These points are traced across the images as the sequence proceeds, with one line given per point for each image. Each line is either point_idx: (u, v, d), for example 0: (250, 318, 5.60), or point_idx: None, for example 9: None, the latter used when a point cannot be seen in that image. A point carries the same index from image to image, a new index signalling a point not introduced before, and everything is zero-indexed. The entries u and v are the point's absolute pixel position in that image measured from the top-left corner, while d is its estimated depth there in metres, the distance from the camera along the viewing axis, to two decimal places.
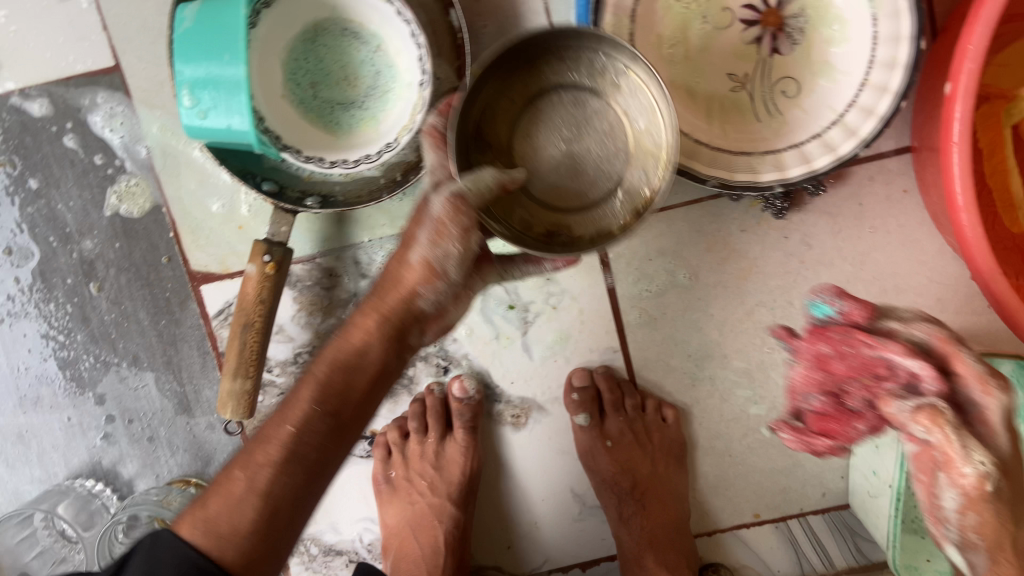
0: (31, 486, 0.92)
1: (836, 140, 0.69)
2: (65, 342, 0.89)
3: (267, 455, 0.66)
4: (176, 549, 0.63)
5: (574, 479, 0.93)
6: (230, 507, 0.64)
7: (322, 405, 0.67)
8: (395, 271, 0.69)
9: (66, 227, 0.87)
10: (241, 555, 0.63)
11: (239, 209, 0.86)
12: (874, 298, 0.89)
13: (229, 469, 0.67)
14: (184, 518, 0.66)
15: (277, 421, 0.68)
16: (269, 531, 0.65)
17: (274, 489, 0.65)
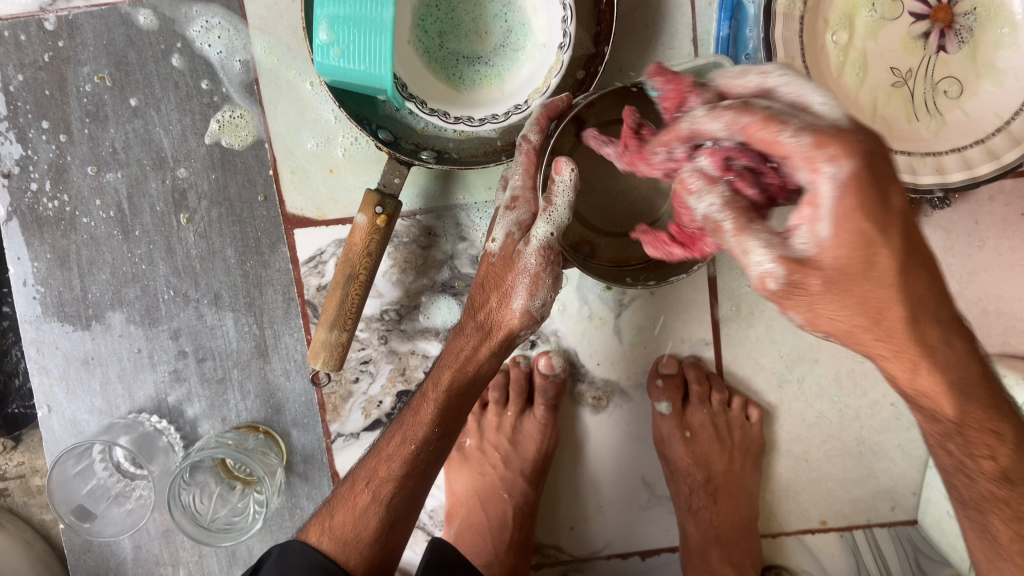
0: (89, 416, 0.87)
1: (1000, 148, 0.67)
2: (145, 271, 0.85)
3: (389, 472, 0.68)
4: (305, 556, 0.66)
5: (646, 468, 0.90)
6: (354, 516, 0.67)
7: (439, 429, 0.70)
8: (500, 304, 0.70)
9: (161, 151, 0.83)
10: (364, 560, 0.66)
11: (335, 149, 0.83)
12: (974, 317, 0.88)
13: (352, 483, 0.70)
14: (313, 524, 0.69)
15: (398, 438, 0.70)
16: (389, 538, 0.68)
17: (394, 501, 0.68)
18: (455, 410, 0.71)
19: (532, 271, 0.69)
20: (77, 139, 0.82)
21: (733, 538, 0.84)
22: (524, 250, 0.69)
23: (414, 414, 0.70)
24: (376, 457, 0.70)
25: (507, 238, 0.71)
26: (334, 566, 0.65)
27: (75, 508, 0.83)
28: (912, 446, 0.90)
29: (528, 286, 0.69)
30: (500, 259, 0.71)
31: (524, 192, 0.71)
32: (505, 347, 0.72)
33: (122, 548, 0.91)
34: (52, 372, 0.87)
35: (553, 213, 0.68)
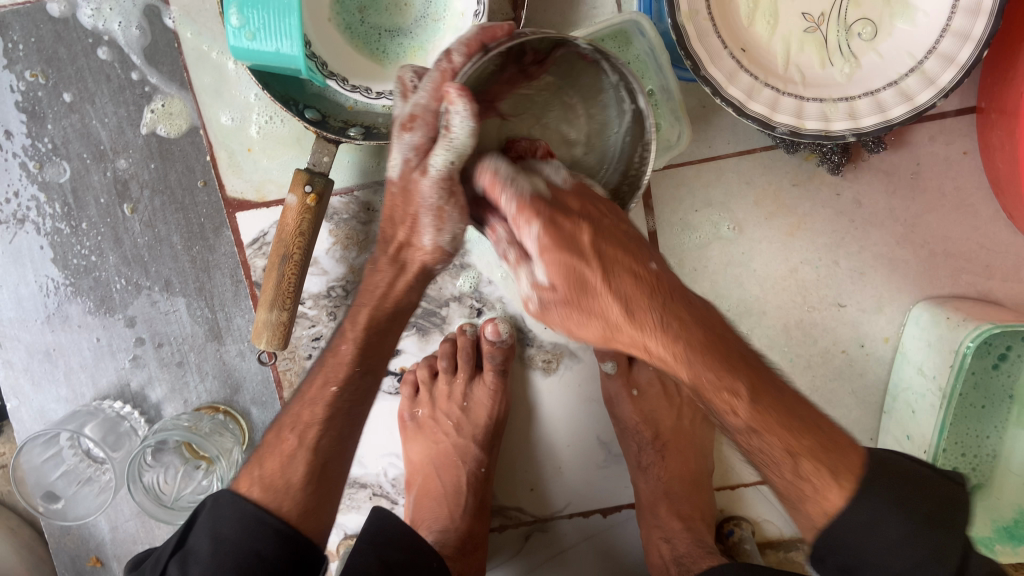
0: (57, 405, 0.90)
1: (913, 89, 0.66)
2: (96, 263, 0.87)
3: (312, 416, 0.68)
4: (237, 509, 0.65)
5: (600, 428, 0.91)
6: (280, 462, 0.67)
7: (360, 368, 0.69)
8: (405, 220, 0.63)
9: (100, 144, 0.85)
10: (299, 508, 0.66)
11: (249, 127, 0.84)
12: (923, 261, 0.86)
13: (278, 430, 0.69)
14: (242, 476, 0.68)
15: (319, 380, 0.69)
16: (320, 484, 0.68)
17: (322, 445, 0.68)
18: (376, 345, 0.70)
19: (433, 207, 0.60)
20: (18, 138, 0.84)
21: (683, 492, 0.85)
22: (421, 180, 0.59)
23: (334, 355, 0.70)
24: (301, 403, 0.69)
25: (404, 164, 0.61)
26: (267, 517, 0.64)
27: (44, 493, 0.86)
28: (865, 393, 0.89)
29: (433, 221, 0.61)
30: (400, 187, 0.62)
31: (423, 108, 0.58)
32: (421, 282, 0.68)
33: (100, 530, 0.93)
34: (17, 365, 0.89)
35: (451, 145, 0.56)
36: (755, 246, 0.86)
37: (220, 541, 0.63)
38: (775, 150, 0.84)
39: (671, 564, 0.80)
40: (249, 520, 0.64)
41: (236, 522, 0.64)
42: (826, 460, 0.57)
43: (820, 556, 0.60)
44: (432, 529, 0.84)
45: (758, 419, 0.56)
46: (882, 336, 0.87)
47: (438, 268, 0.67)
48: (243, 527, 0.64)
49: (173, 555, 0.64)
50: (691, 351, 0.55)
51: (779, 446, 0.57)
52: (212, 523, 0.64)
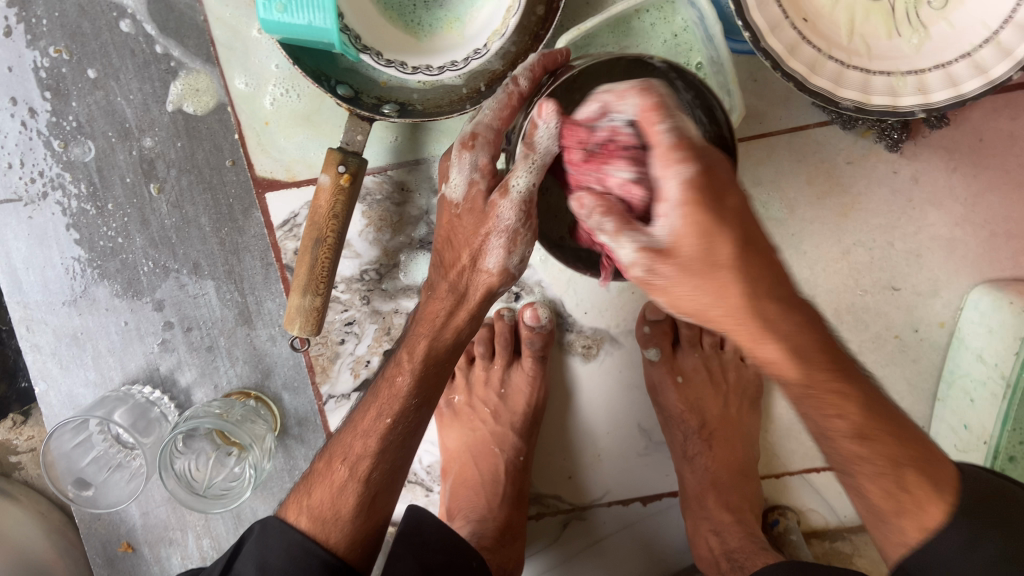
0: (85, 390, 0.88)
1: (988, 61, 0.61)
2: (123, 245, 0.85)
3: (365, 447, 0.65)
4: (283, 537, 0.63)
5: (642, 414, 0.88)
6: (331, 494, 0.64)
7: (416, 400, 0.66)
8: (460, 233, 0.63)
9: (125, 122, 0.82)
10: (346, 538, 0.63)
11: (263, 98, 0.81)
12: (983, 243, 0.82)
13: (328, 459, 0.66)
14: (291, 502, 0.66)
15: (373, 412, 0.66)
16: (370, 512, 0.64)
17: (374, 477, 0.65)
18: (433, 378, 0.66)
19: (507, 227, 0.61)
20: (42, 116, 0.81)
21: (730, 482, 0.81)
22: (498, 201, 0.60)
23: (388, 385, 0.66)
24: (352, 431, 0.66)
25: (471, 186, 0.63)
26: (316, 549, 0.62)
27: (74, 480, 0.85)
28: (920, 380, 0.85)
29: (504, 243, 0.62)
30: (466, 209, 0.63)
31: (485, 126, 0.62)
32: (483, 307, 0.66)
33: (130, 515, 0.92)
34: (44, 349, 0.87)
35: (536, 161, 0.58)
36: (806, 228, 0.83)
37: (266, 570, 0.61)
38: (829, 126, 0.80)
39: (721, 558, 0.76)
40: (295, 549, 0.62)
41: (282, 550, 0.62)
42: (928, 472, 0.53)
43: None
44: (469, 518, 0.81)
45: (867, 430, 0.52)
46: (938, 321, 0.83)
47: (500, 288, 0.66)
48: (290, 558, 0.61)
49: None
50: (807, 346, 0.50)
51: (886, 463, 0.52)
52: (259, 551, 0.62)
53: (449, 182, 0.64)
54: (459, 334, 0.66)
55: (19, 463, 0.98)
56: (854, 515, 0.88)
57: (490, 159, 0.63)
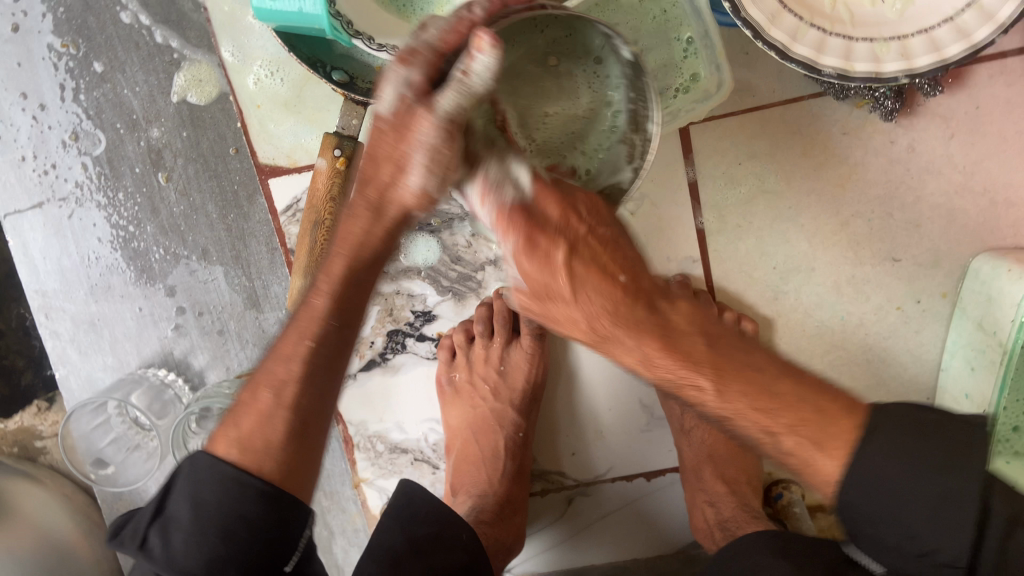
0: (103, 374, 0.91)
1: (971, 25, 0.61)
2: (134, 233, 0.88)
3: (288, 372, 0.58)
4: (213, 470, 0.55)
5: (642, 391, 0.89)
6: (257, 421, 0.57)
7: (337, 321, 0.59)
8: (392, 144, 0.54)
9: (133, 114, 0.85)
10: (279, 467, 0.56)
11: (246, 80, 0.83)
12: (984, 212, 0.81)
13: (252, 387, 0.59)
14: (215, 438, 0.59)
15: (293, 334, 0.60)
16: (301, 450, 0.57)
17: (302, 403, 0.58)
18: (353, 297, 0.60)
19: (431, 145, 0.51)
20: (53, 109, 0.85)
21: (727, 455, 0.83)
22: (422, 115, 0.51)
23: (307, 308, 0.60)
24: (276, 356, 0.60)
25: (399, 101, 0.52)
26: (248, 478, 0.55)
27: (94, 460, 0.89)
28: (923, 351, 0.84)
29: (427, 163, 0.52)
30: (392, 123, 0.53)
31: (428, 41, 0.51)
32: (402, 227, 0.59)
33: (151, 496, 0.95)
34: (63, 335, 0.90)
35: (468, 88, 0.49)
36: (802, 200, 0.83)
37: (200, 506, 0.54)
38: (822, 97, 0.80)
39: (716, 528, 0.78)
40: (225, 481, 0.54)
41: (215, 484, 0.54)
42: (811, 430, 0.53)
43: (851, 530, 0.53)
44: (470, 494, 0.84)
45: (729, 404, 0.54)
46: (940, 292, 0.83)
47: (417, 211, 0.57)
48: (222, 489, 0.54)
49: (152, 523, 0.54)
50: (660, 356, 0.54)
51: (756, 428, 0.54)
52: (192, 488, 0.55)
53: (381, 95, 0.53)
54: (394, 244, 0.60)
55: (44, 447, 1.02)
56: None
57: (432, 79, 0.51)
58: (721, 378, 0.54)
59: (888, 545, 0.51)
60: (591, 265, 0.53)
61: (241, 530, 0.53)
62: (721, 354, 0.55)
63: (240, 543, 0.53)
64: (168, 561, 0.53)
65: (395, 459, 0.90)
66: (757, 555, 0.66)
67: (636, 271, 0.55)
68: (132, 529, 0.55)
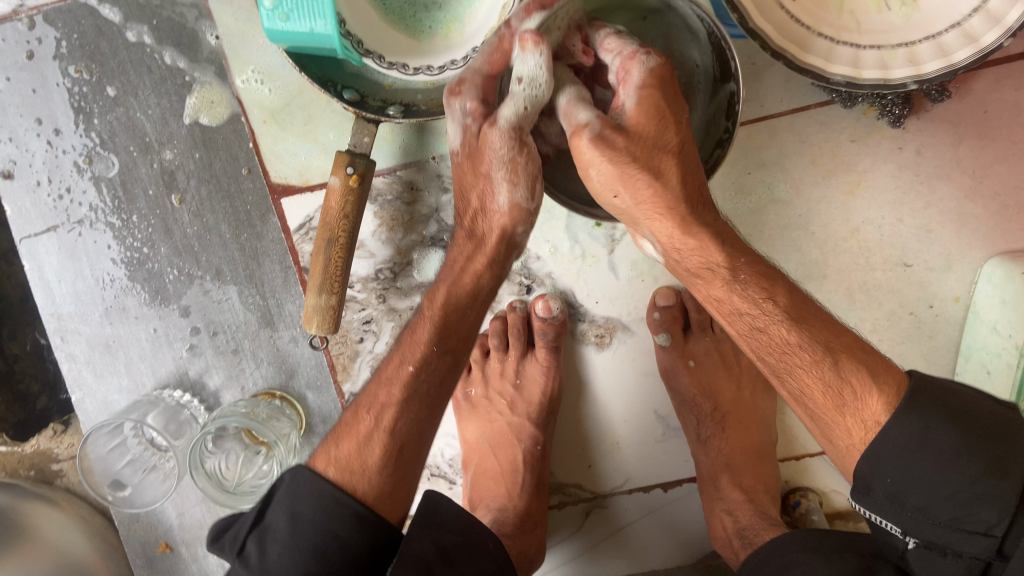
0: (119, 396, 0.91)
1: (978, 30, 0.61)
2: (148, 254, 0.88)
3: (389, 396, 0.66)
4: (314, 487, 0.61)
5: (658, 402, 0.89)
6: (356, 445, 0.64)
7: (437, 347, 0.68)
8: (469, 172, 0.68)
9: (146, 137, 0.86)
10: (374, 490, 0.63)
11: (248, 84, 0.83)
12: (994, 216, 0.81)
13: (354, 410, 0.67)
14: (316, 456, 0.65)
15: (397, 360, 0.68)
16: (400, 466, 0.65)
17: (400, 428, 0.66)
18: (454, 324, 0.69)
19: (505, 158, 0.65)
20: (67, 134, 0.86)
21: (745, 464, 0.82)
22: (489, 132, 0.65)
23: (410, 338, 0.69)
24: (376, 385, 0.68)
25: (467, 131, 0.67)
26: (346, 500, 0.61)
27: (111, 482, 0.89)
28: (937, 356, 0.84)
29: (506, 175, 0.66)
30: (466, 153, 0.68)
31: (471, 73, 0.65)
32: (502, 250, 0.70)
33: (168, 516, 0.95)
34: (79, 358, 0.90)
35: (523, 96, 0.63)
36: (813, 208, 0.83)
37: (298, 521, 0.60)
38: (830, 105, 0.81)
39: (735, 537, 0.78)
40: (328, 501, 0.61)
41: (315, 502, 0.60)
42: (900, 402, 0.58)
43: (869, 486, 0.56)
44: (490, 507, 0.83)
45: (817, 364, 0.59)
46: (953, 296, 0.83)
47: (518, 230, 0.70)
48: (322, 509, 0.60)
49: (251, 532, 0.60)
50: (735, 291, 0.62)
51: (840, 382, 0.59)
52: (290, 502, 0.61)
53: (450, 132, 0.69)
54: (479, 278, 0.70)
55: (60, 470, 1.02)
56: None
57: (479, 104, 0.66)
58: (797, 320, 0.60)
59: (924, 514, 0.53)
60: (631, 153, 0.62)
61: (335, 550, 0.59)
62: (809, 312, 0.61)
63: (334, 562, 0.59)
64: (265, 569, 0.59)
65: None
66: (792, 553, 0.66)
67: (682, 159, 0.63)
68: (231, 538, 0.61)
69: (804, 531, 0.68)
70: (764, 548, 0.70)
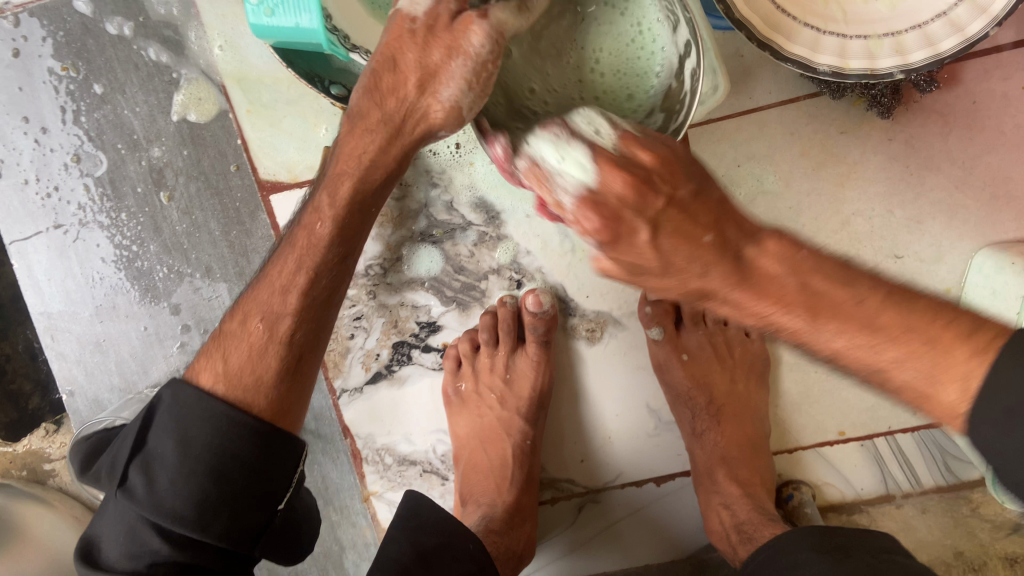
0: (109, 395, 0.90)
1: (965, 18, 0.61)
2: (138, 252, 0.88)
3: (284, 304, 0.63)
4: (202, 407, 0.59)
5: (650, 396, 0.89)
6: (248, 356, 0.62)
7: (337, 251, 0.65)
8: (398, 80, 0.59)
9: (134, 134, 0.85)
10: (270, 405, 0.61)
11: (236, 78, 0.83)
12: (985, 206, 0.81)
13: (243, 318, 0.64)
14: (201, 367, 0.63)
15: (292, 263, 0.64)
16: (293, 373, 0.63)
17: (297, 339, 0.63)
18: (354, 227, 0.66)
19: (477, 57, 0.55)
20: (55, 132, 0.85)
21: (740, 457, 0.82)
22: (473, 19, 0.54)
23: (307, 235, 0.64)
24: (267, 286, 0.64)
25: (439, 4, 0.56)
26: (238, 416, 0.59)
27: None
28: None
29: (467, 72, 0.56)
30: (426, 26, 0.56)
31: None
32: (412, 146, 0.64)
33: None
34: (69, 356, 0.90)
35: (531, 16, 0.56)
36: (803, 200, 0.83)
37: (188, 445, 0.58)
38: (819, 97, 0.81)
39: (731, 530, 0.78)
40: (219, 421, 0.59)
41: (205, 424, 0.59)
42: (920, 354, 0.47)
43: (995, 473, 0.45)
44: (480, 503, 0.83)
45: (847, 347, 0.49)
46: (944, 287, 0.83)
47: (442, 131, 0.62)
48: (212, 428, 0.59)
49: (133, 461, 0.59)
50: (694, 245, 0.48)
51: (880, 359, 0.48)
52: (174, 424, 0.59)
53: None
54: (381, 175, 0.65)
55: (53, 470, 1.01)
56: (869, 486, 0.87)
57: None
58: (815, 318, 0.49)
59: None
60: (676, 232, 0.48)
61: (232, 468, 0.58)
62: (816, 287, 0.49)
63: (226, 476, 0.58)
64: (156, 500, 0.58)
65: (404, 471, 0.90)
66: (798, 553, 0.65)
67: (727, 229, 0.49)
68: (110, 468, 0.60)
69: (813, 530, 0.67)
70: (770, 543, 0.69)
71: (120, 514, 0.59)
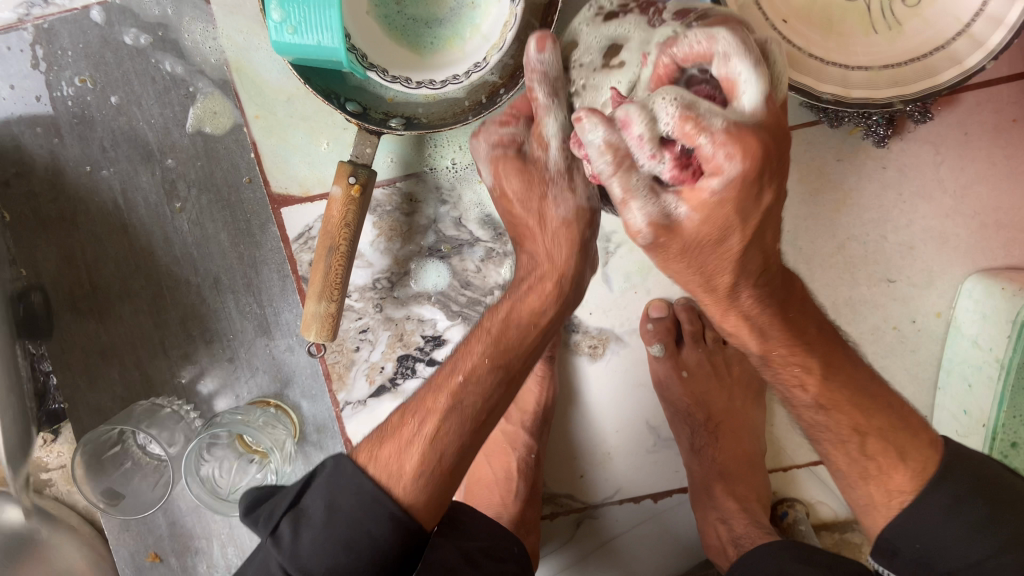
0: (113, 404, 0.91)
1: (963, 53, 0.66)
2: (147, 262, 0.89)
3: (438, 403, 0.64)
4: (356, 482, 0.59)
5: (649, 412, 0.91)
6: (398, 449, 0.62)
7: (496, 363, 0.66)
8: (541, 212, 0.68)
9: (147, 146, 0.87)
10: (411, 496, 0.60)
11: (251, 92, 0.85)
12: (973, 234, 0.84)
13: (401, 414, 0.65)
14: (362, 445, 0.63)
15: (449, 369, 0.66)
16: (439, 480, 0.62)
17: (445, 441, 0.63)
18: (511, 342, 0.67)
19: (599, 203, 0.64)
20: (69, 141, 0.86)
21: (737, 473, 0.85)
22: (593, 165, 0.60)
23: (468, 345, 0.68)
24: (430, 390, 0.66)
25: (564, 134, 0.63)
26: (384, 498, 0.59)
27: (104, 491, 0.88)
28: (919, 370, 0.87)
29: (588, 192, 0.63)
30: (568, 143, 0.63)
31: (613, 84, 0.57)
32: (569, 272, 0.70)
33: (157, 525, 0.93)
34: (73, 365, 0.90)
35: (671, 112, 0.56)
36: (800, 224, 0.86)
37: (335, 512, 0.58)
38: (818, 125, 0.84)
39: (729, 545, 0.80)
40: (366, 497, 0.59)
41: (353, 496, 0.59)
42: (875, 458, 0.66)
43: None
44: (486, 515, 0.85)
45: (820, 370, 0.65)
46: (935, 312, 0.86)
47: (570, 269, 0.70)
48: (359, 504, 0.58)
49: (286, 513, 0.58)
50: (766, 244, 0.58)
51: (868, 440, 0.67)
52: (329, 491, 0.59)
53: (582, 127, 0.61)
54: (546, 302, 0.69)
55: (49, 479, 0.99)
56: None
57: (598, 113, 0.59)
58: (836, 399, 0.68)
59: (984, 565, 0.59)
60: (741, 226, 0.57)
61: (364, 545, 0.57)
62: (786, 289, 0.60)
63: (362, 559, 0.57)
64: (295, 555, 0.57)
65: None
66: (788, 563, 0.68)
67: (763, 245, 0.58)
68: (265, 514, 0.59)
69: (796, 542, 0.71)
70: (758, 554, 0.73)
71: (262, 560, 0.59)
